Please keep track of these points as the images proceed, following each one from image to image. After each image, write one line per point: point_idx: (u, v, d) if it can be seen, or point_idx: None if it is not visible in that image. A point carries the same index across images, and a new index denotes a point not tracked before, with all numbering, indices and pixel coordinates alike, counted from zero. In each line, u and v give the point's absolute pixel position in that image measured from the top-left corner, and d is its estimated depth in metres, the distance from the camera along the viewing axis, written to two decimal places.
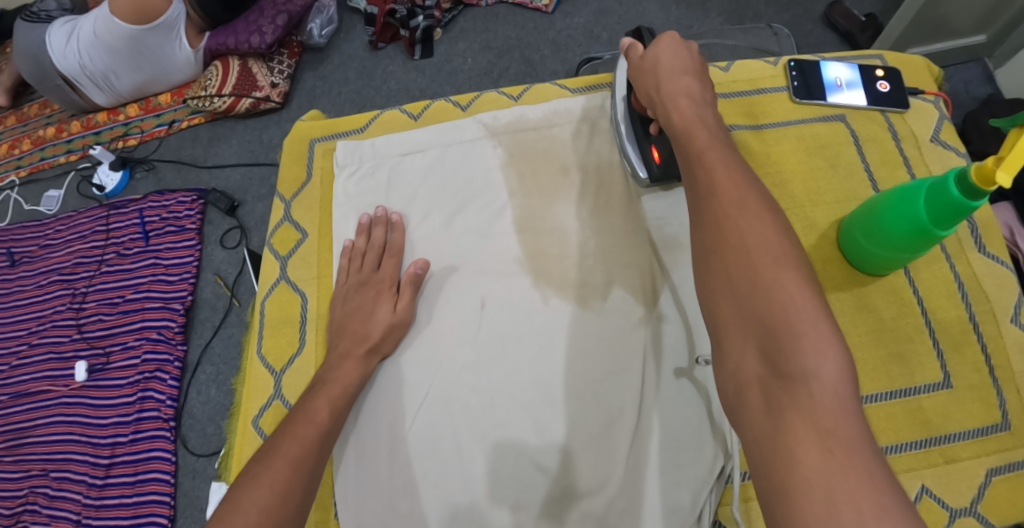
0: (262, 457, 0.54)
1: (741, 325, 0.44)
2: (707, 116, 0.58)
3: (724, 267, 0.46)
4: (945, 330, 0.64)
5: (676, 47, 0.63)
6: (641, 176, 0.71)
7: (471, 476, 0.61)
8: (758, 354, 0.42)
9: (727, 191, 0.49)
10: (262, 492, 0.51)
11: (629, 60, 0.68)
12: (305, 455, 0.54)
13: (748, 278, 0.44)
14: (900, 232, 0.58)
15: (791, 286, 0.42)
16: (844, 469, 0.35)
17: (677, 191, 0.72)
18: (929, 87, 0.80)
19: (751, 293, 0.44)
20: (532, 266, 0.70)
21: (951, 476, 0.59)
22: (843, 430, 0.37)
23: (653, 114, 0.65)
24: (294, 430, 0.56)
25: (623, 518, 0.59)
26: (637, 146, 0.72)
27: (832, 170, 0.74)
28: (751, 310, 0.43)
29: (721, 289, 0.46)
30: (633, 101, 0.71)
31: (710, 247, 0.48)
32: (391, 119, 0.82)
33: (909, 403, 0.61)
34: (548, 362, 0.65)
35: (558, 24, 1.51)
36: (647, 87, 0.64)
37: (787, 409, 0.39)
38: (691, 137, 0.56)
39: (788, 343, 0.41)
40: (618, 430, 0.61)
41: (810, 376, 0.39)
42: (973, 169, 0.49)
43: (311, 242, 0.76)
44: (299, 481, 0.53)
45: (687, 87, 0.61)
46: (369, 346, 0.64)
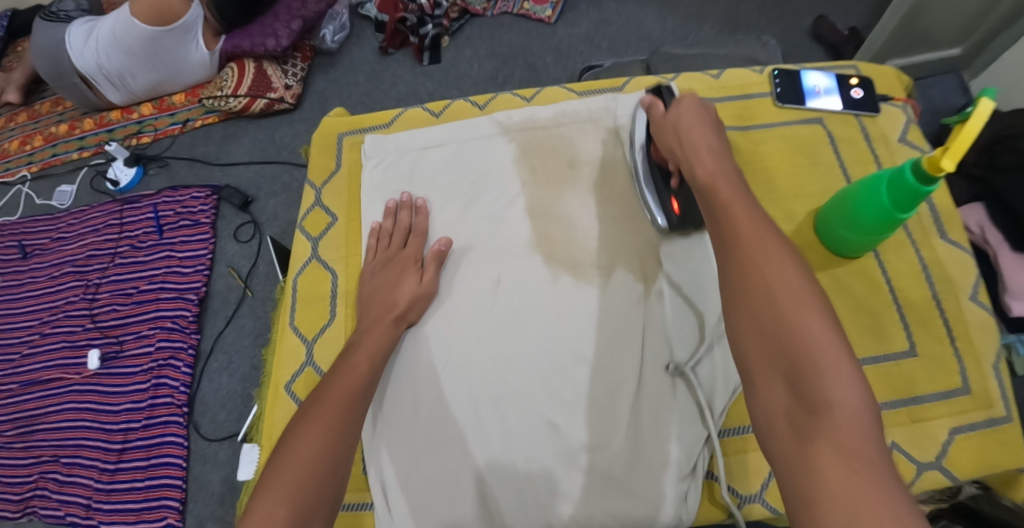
0: (314, 404, 0.59)
1: (769, 362, 0.50)
2: (729, 167, 0.65)
3: (751, 307, 0.52)
4: (911, 307, 0.72)
5: (695, 108, 0.71)
6: (659, 222, 0.75)
7: (488, 435, 0.67)
8: (786, 390, 0.49)
9: (759, 243, 0.55)
10: (313, 445, 0.56)
11: (651, 115, 0.75)
12: (348, 408, 0.60)
13: (772, 318, 0.51)
14: (869, 220, 0.67)
15: (813, 322, 0.49)
16: (864, 485, 0.41)
17: (695, 239, 0.75)
18: (899, 94, 0.89)
19: (776, 330, 0.50)
20: (543, 248, 0.77)
21: (916, 433, 0.67)
22: (864, 451, 0.44)
23: (674, 163, 0.72)
24: (338, 385, 0.61)
25: (626, 472, 0.65)
26: (655, 196, 0.75)
27: (813, 166, 0.82)
28: (776, 344, 0.50)
29: (748, 327, 0.52)
30: (652, 151, 0.77)
31: (735, 295, 0.54)
32: (413, 116, 0.90)
33: (879, 369, 0.69)
34: (557, 334, 0.71)
35: (561, 34, 1.59)
36: (669, 143, 0.71)
37: (815, 437, 0.45)
38: (717, 194, 0.62)
39: (813, 378, 0.47)
40: (620, 393, 0.68)
41: (833, 405, 0.46)
42: (925, 159, 0.58)
43: (339, 226, 0.83)
44: (349, 425, 0.58)
45: (709, 142, 0.67)
46: (396, 315, 0.70)
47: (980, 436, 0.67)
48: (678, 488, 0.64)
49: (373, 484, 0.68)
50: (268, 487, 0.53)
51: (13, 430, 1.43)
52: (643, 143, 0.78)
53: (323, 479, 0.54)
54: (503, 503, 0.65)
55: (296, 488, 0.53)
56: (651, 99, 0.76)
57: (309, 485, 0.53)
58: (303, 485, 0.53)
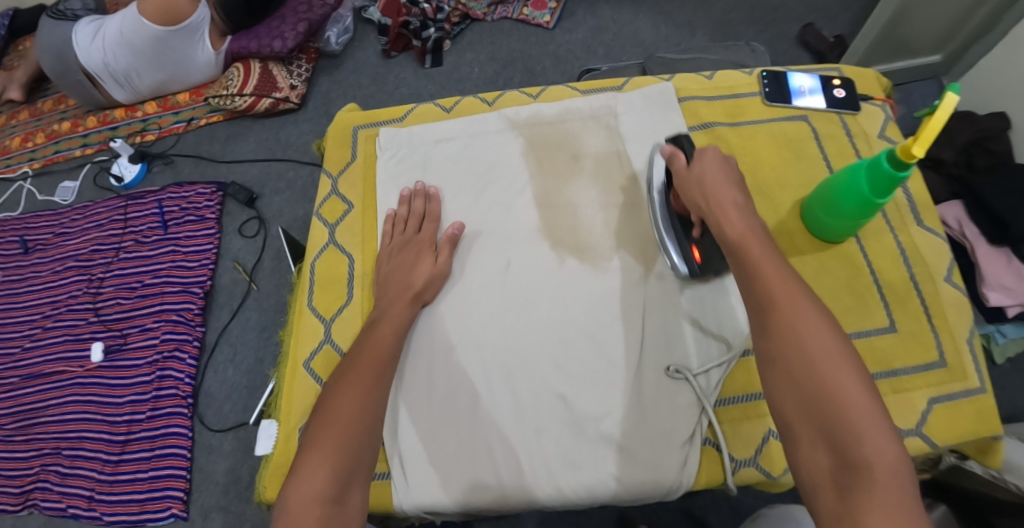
0: (347, 371, 0.66)
1: (808, 422, 0.53)
2: (757, 226, 0.66)
3: (788, 366, 0.56)
4: (891, 288, 0.81)
5: (718, 163, 0.72)
6: (681, 270, 0.76)
7: (501, 406, 0.73)
8: (826, 449, 0.52)
9: (797, 303, 0.58)
10: (355, 396, 0.63)
11: (672, 166, 0.76)
12: (380, 370, 0.66)
13: (809, 376, 0.55)
14: (849, 207, 0.75)
15: (848, 383, 0.53)
16: None
17: (715, 285, 0.77)
18: (878, 95, 0.96)
19: (814, 391, 0.54)
20: (550, 234, 0.82)
21: (897, 402, 0.75)
22: (904, 505, 0.47)
23: (698, 216, 0.72)
24: (372, 347, 0.68)
25: (627, 438, 0.70)
26: (676, 244, 0.76)
27: (798, 160, 0.89)
28: (814, 404, 0.53)
29: (786, 387, 0.56)
30: (672, 200, 0.78)
31: (772, 357, 0.58)
32: (425, 112, 0.95)
33: (862, 344, 0.78)
34: (562, 312, 0.76)
35: (559, 40, 1.66)
36: (693, 197, 0.71)
37: (856, 492, 0.48)
38: (746, 250, 0.64)
39: (850, 437, 0.51)
40: (623, 365, 0.73)
41: (872, 462, 0.49)
42: (898, 148, 0.67)
43: (355, 213, 0.87)
44: (380, 390, 0.65)
45: (733, 198, 0.68)
46: (413, 294, 0.75)
47: (957, 405, 0.75)
48: (679, 453, 0.69)
49: (392, 455, 0.73)
50: (313, 444, 0.59)
51: (14, 424, 1.44)
52: (663, 191, 0.79)
53: (362, 439, 0.61)
54: (518, 477, 0.70)
55: (339, 446, 0.59)
56: (672, 149, 0.76)
57: (350, 444, 0.59)
58: (346, 443, 0.59)
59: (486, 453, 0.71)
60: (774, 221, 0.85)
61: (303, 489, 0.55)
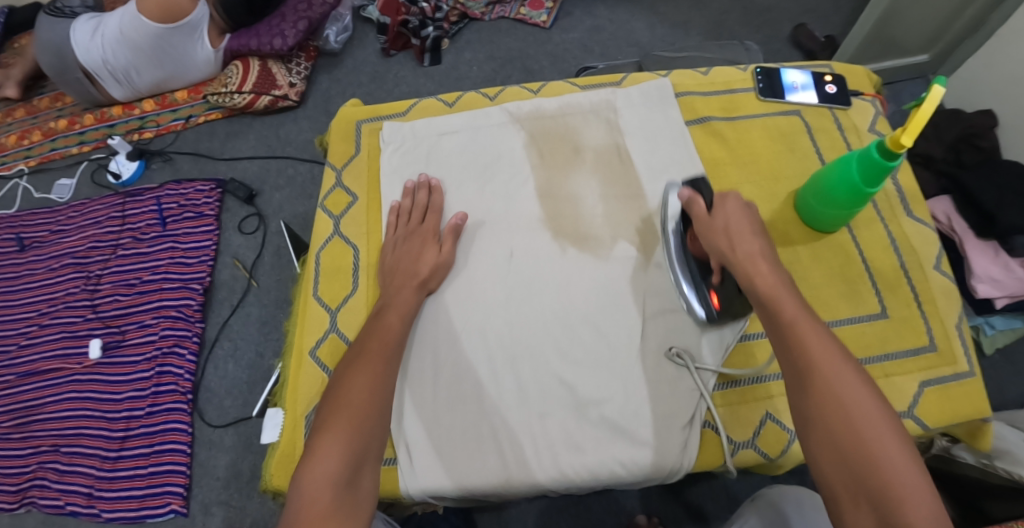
0: (356, 356, 0.67)
1: (850, 485, 0.53)
2: (784, 279, 0.67)
3: (827, 426, 0.56)
4: (882, 276, 0.84)
5: (740, 210, 0.72)
6: (699, 314, 0.76)
7: (506, 391, 0.74)
8: (869, 513, 0.52)
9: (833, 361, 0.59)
10: (365, 381, 0.64)
11: (691, 212, 0.75)
12: (388, 354, 0.68)
13: (849, 437, 0.55)
14: (840, 197, 0.78)
15: (889, 447, 0.53)
16: None
17: (732, 328, 0.77)
18: (868, 90, 0.99)
19: (856, 454, 0.54)
20: (551, 224, 0.84)
21: (890, 386, 0.78)
22: None
23: (718, 261, 0.72)
24: (378, 335, 0.70)
25: (629, 421, 0.72)
26: (694, 289, 0.76)
27: (792, 153, 0.91)
28: (856, 468, 0.53)
29: (826, 448, 0.56)
30: (689, 241, 0.78)
31: (811, 416, 0.58)
32: (428, 106, 0.97)
33: (855, 330, 0.80)
34: (565, 299, 0.78)
35: (556, 39, 1.68)
36: (716, 245, 0.71)
37: None
38: (779, 306, 0.64)
39: (895, 502, 0.51)
40: (623, 350, 0.75)
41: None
42: (888, 139, 0.70)
43: (360, 205, 0.89)
44: (389, 374, 0.66)
45: (760, 249, 0.68)
46: (419, 282, 0.76)
47: (946, 388, 0.78)
48: (680, 435, 0.72)
49: (398, 442, 0.74)
50: (325, 428, 0.60)
51: (11, 421, 1.43)
52: (679, 232, 0.79)
53: (370, 420, 0.62)
54: (526, 466, 0.71)
55: (350, 428, 0.60)
56: (690, 193, 0.76)
57: (359, 426, 0.61)
58: (356, 425, 0.61)
59: (492, 439, 0.72)
60: (768, 212, 0.87)
61: (316, 471, 0.57)
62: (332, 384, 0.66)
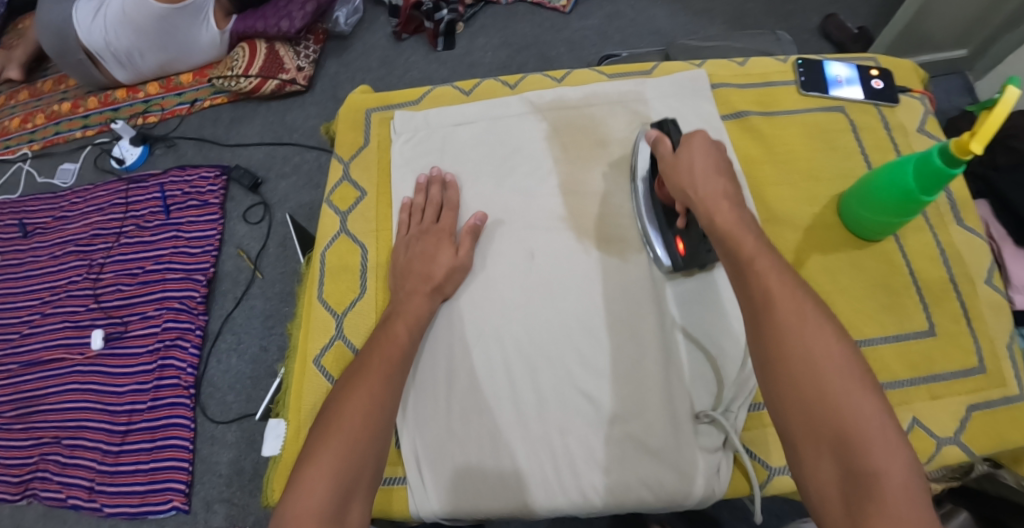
0: (356, 372, 0.61)
1: (813, 437, 0.49)
2: (750, 221, 0.61)
3: (791, 375, 0.51)
4: (928, 288, 0.77)
5: (706, 147, 0.67)
6: (664, 263, 0.73)
7: (524, 402, 0.69)
8: (833, 462, 0.47)
9: (812, 335, 0.51)
10: (363, 399, 0.58)
11: (658, 151, 0.71)
12: (394, 369, 0.62)
13: (813, 381, 0.50)
14: (891, 201, 0.71)
15: (855, 393, 0.48)
16: None
17: (698, 277, 0.75)
18: (916, 87, 0.91)
19: (821, 405, 0.49)
20: (574, 222, 0.78)
21: (936, 409, 0.72)
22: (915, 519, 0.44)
23: (682, 204, 0.68)
24: (381, 348, 0.64)
25: (656, 439, 0.67)
26: (660, 235, 0.74)
27: (833, 151, 0.84)
28: (819, 418, 0.49)
29: (789, 394, 0.51)
30: (656, 189, 0.74)
31: (771, 359, 0.52)
32: (442, 94, 0.91)
33: (899, 347, 0.74)
34: (589, 302, 0.73)
35: (573, 25, 1.60)
36: (681, 184, 0.67)
37: (866, 510, 0.44)
38: (739, 245, 0.59)
39: (858, 450, 0.47)
40: (647, 355, 0.70)
41: (881, 476, 0.45)
42: (953, 143, 0.62)
43: (369, 200, 0.84)
44: (389, 394, 0.60)
45: (723, 189, 0.64)
46: (432, 286, 0.71)
47: (995, 413, 0.72)
48: (711, 458, 0.66)
49: (406, 456, 0.69)
50: (314, 455, 0.54)
51: (13, 411, 1.40)
52: (645, 178, 0.77)
53: (361, 447, 0.55)
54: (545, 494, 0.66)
55: (340, 456, 0.54)
56: (657, 134, 0.72)
57: (349, 452, 0.55)
58: (348, 453, 0.55)
59: (503, 453, 0.67)
60: (809, 216, 0.80)
61: (301, 504, 0.51)
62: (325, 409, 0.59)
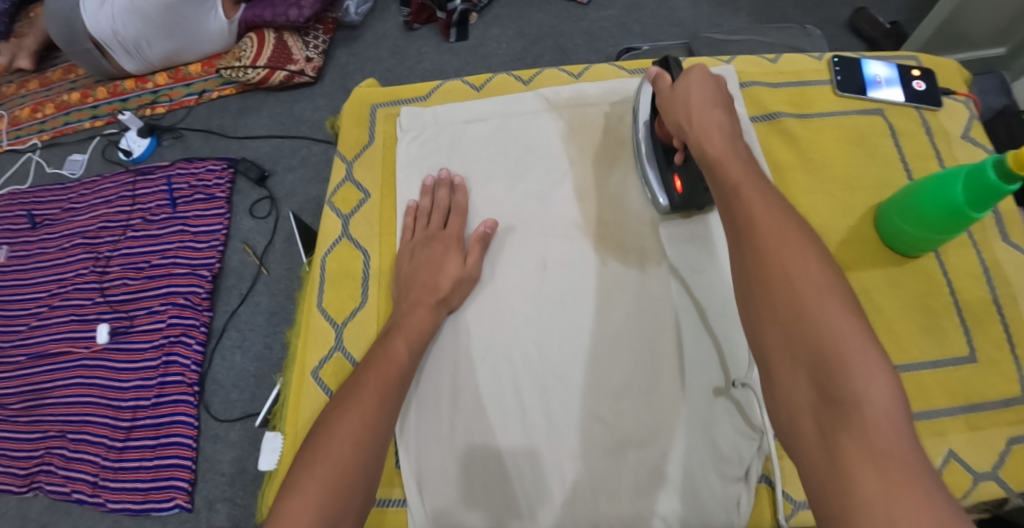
0: (348, 394, 0.58)
1: (791, 358, 0.45)
2: (741, 147, 0.58)
3: (771, 298, 0.47)
4: (970, 309, 0.71)
5: (705, 80, 0.64)
6: (661, 202, 0.71)
7: (534, 423, 0.65)
8: (810, 383, 0.43)
9: (791, 255, 0.47)
10: (354, 426, 0.55)
11: (657, 89, 0.69)
12: (389, 391, 0.59)
13: (791, 302, 0.46)
14: (935, 215, 0.65)
15: (835, 312, 0.44)
16: (901, 486, 0.37)
17: (697, 219, 0.72)
18: (960, 89, 0.84)
19: (799, 326, 0.45)
20: (591, 228, 0.73)
21: (975, 442, 0.66)
22: (899, 452, 0.39)
23: (680, 139, 0.65)
24: (376, 368, 0.60)
25: (674, 466, 0.63)
26: (659, 176, 0.72)
27: (870, 158, 0.78)
28: (798, 339, 0.45)
29: (766, 316, 0.47)
30: (657, 128, 0.71)
31: (750, 277, 0.49)
32: (452, 89, 0.86)
33: (937, 373, 0.69)
34: (604, 320, 0.68)
35: (592, 16, 1.54)
36: (677, 117, 0.64)
37: (842, 435, 0.40)
38: (726, 172, 0.56)
39: (840, 375, 0.42)
40: (662, 376, 0.66)
41: (862, 401, 0.41)
42: (1010, 156, 0.56)
43: (373, 202, 0.80)
44: (382, 420, 0.57)
45: (719, 120, 0.61)
46: (438, 298, 0.67)
47: None
48: (729, 490, 0.61)
49: (406, 477, 0.65)
50: (298, 486, 0.51)
51: (19, 403, 1.39)
52: (648, 119, 0.73)
53: (350, 477, 0.52)
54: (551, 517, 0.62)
55: (325, 488, 0.50)
56: (657, 70, 0.70)
57: (337, 481, 0.51)
58: (334, 482, 0.51)
59: (512, 475, 0.63)
60: (844, 228, 0.75)
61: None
62: (312, 437, 0.55)
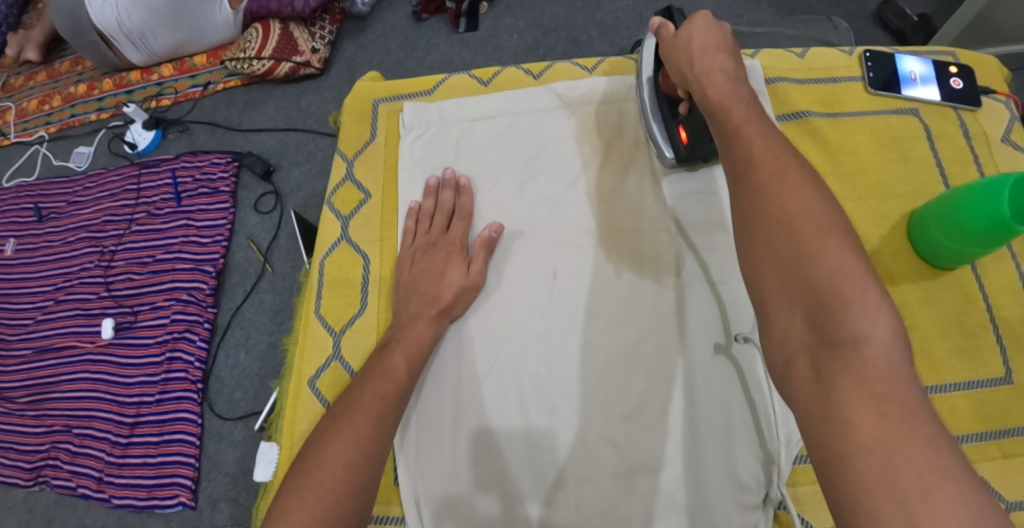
0: (340, 414, 0.54)
1: (788, 298, 0.43)
2: (743, 92, 0.56)
3: (768, 238, 0.46)
4: (1008, 328, 0.66)
5: (709, 26, 0.61)
6: (667, 156, 0.69)
7: (541, 445, 0.61)
8: (806, 322, 0.42)
9: (789, 193, 0.46)
10: (349, 449, 0.52)
11: (659, 39, 0.66)
12: (386, 411, 0.55)
13: (784, 235, 0.45)
14: (976, 229, 0.59)
15: (837, 251, 0.43)
16: (901, 431, 0.36)
17: (702, 173, 0.70)
18: (1001, 88, 0.78)
19: (797, 267, 0.43)
20: (604, 234, 0.69)
21: (1012, 470, 0.61)
22: (899, 394, 0.37)
23: (683, 89, 0.63)
24: (373, 386, 0.57)
25: (689, 493, 0.59)
26: (663, 128, 0.69)
27: (905, 163, 0.73)
28: (796, 279, 0.43)
29: (763, 260, 0.46)
30: (661, 80, 0.69)
31: (749, 221, 0.48)
32: (458, 84, 0.82)
33: (971, 395, 0.64)
34: (617, 336, 0.64)
35: (607, 6, 1.48)
36: (679, 66, 0.62)
37: (838, 377, 0.39)
38: (728, 115, 0.54)
39: (837, 314, 0.41)
40: (678, 397, 0.61)
41: (861, 341, 0.39)
42: None
43: (374, 204, 0.76)
44: (378, 443, 0.53)
45: (722, 64, 0.59)
46: (440, 308, 0.64)
47: None
48: (746, 517, 0.57)
49: (406, 498, 0.62)
50: (284, 515, 0.47)
51: (25, 398, 1.38)
52: (651, 75, 0.71)
53: (343, 504, 0.49)
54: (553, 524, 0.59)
55: (315, 516, 0.47)
56: (660, 21, 0.66)
57: (326, 511, 0.47)
58: (325, 512, 0.47)
59: (517, 501, 0.60)
60: (874, 238, 0.70)
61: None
62: (300, 462, 0.52)
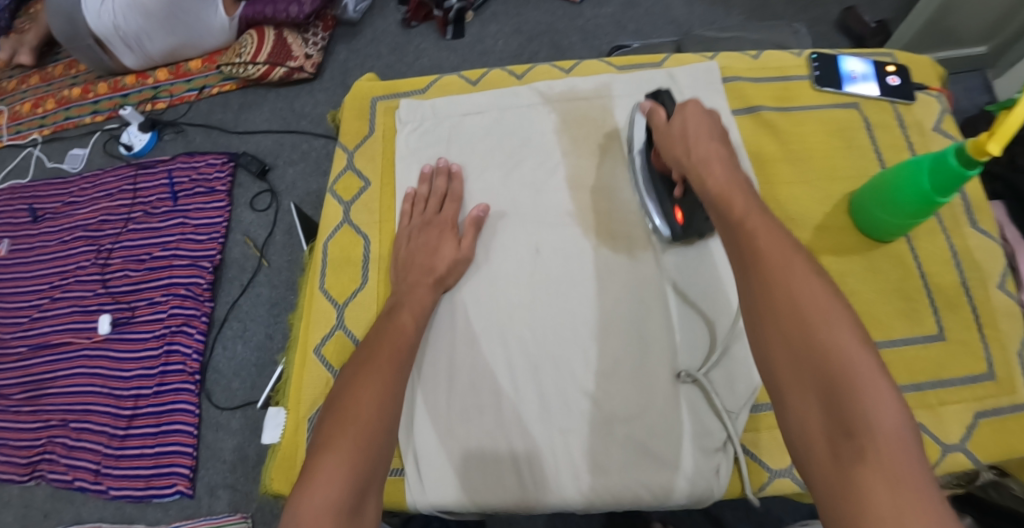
0: (363, 363, 0.61)
1: (800, 382, 0.46)
2: (741, 179, 0.60)
3: (782, 332, 0.48)
4: (941, 292, 0.75)
5: (699, 114, 0.66)
6: (663, 233, 0.73)
7: (528, 401, 0.68)
8: (822, 410, 0.45)
9: (799, 285, 0.49)
10: (377, 383, 0.59)
11: (652, 123, 0.72)
12: (401, 349, 0.63)
13: (801, 335, 0.47)
14: (906, 202, 0.68)
15: (843, 339, 0.46)
16: (913, 509, 0.38)
17: (697, 247, 0.74)
18: (934, 84, 0.88)
19: (810, 352, 0.46)
20: (581, 218, 0.77)
21: (942, 415, 0.70)
22: (910, 478, 0.40)
23: (678, 171, 0.68)
24: (390, 334, 0.64)
25: (658, 441, 0.66)
26: (659, 205, 0.73)
27: (849, 150, 0.82)
28: (809, 364, 0.46)
29: (774, 340, 0.49)
30: (651, 157, 0.74)
31: (758, 308, 0.50)
32: (449, 84, 0.90)
33: (906, 352, 0.72)
34: (594, 304, 0.72)
35: (587, 14, 1.57)
36: (676, 154, 0.66)
37: (857, 464, 0.42)
38: (729, 208, 0.57)
39: (850, 402, 0.44)
40: (649, 357, 0.69)
41: (872, 428, 0.42)
42: (969, 144, 0.59)
43: (372, 191, 0.83)
44: (399, 378, 0.61)
45: (716, 151, 0.62)
46: (435, 278, 0.71)
47: (1003, 421, 0.69)
48: (711, 460, 0.65)
49: (406, 451, 0.69)
50: (328, 442, 0.54)
51: (21, 393, 1.41)
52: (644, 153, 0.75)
53: (377, 438, 0.55)
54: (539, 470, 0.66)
55: (356, 446, 0.54)
56: (651, 106, 0.73)
57: (367, 442, 0.54)
58: (365, 444, 0.54)
59: (509, 456, 0.67)
60: (821, 216, 0.78)
61: (315, 498, 0.50)
62: (336, 396, 0.59)
